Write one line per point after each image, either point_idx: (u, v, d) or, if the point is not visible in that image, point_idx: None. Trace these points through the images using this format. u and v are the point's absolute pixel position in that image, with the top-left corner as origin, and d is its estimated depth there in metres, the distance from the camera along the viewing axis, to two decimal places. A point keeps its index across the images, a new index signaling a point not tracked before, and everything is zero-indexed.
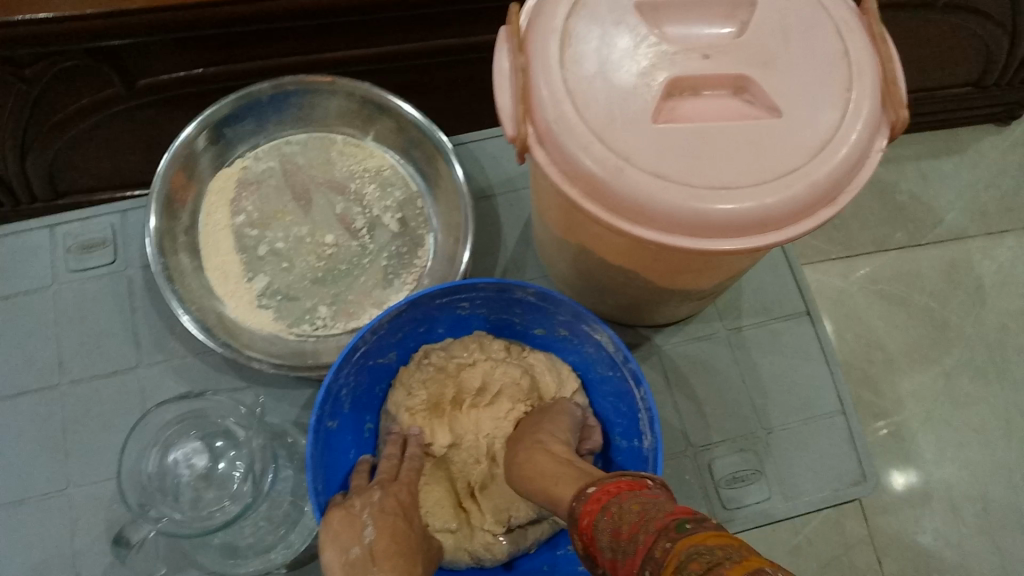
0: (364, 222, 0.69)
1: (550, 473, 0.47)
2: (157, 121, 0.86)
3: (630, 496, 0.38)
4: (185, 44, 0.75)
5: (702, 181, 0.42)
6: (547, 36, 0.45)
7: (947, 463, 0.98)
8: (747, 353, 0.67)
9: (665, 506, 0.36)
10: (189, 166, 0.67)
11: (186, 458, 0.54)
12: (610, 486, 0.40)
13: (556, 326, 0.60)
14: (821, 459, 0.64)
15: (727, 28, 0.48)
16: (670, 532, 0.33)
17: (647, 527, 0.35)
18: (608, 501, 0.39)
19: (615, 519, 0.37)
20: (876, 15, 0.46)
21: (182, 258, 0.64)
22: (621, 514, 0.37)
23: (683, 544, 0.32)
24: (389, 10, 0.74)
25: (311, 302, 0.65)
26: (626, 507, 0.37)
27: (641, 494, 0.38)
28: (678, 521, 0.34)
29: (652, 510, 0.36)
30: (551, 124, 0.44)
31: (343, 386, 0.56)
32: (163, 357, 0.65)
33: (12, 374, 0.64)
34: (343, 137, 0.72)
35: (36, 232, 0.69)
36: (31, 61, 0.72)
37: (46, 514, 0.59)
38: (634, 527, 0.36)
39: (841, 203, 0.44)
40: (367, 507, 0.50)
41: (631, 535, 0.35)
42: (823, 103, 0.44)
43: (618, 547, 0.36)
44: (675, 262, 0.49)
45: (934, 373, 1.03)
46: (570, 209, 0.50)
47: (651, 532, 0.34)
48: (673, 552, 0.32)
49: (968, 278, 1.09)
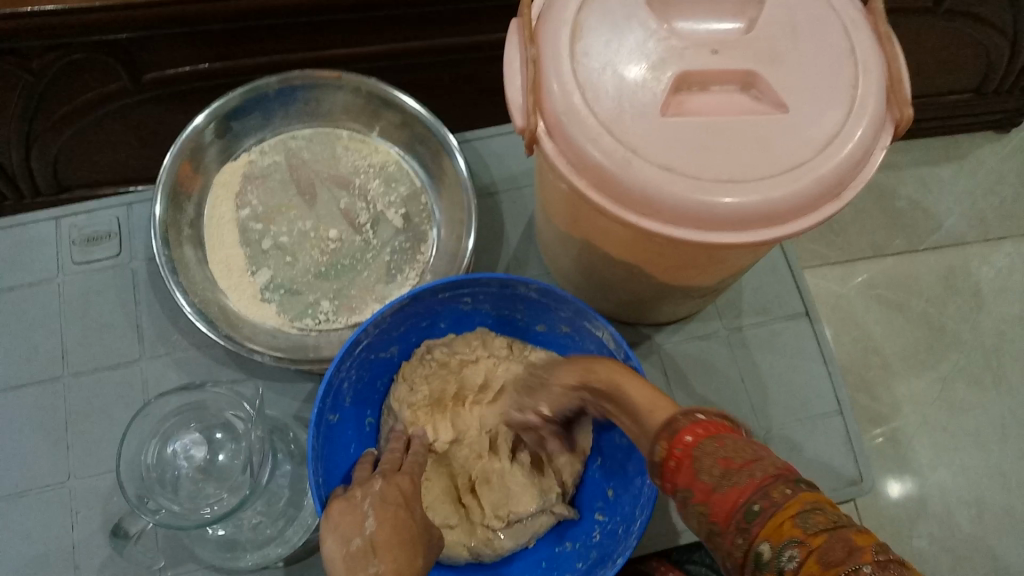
0: (367, 217, 0.69)
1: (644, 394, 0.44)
2: (162, 117, 0.87)
3: (741, 436, 0.37)
4: (192, 39, 0.75)
5: (709, 174, 0.43)
6: (558, 30, 0.45)
7: (943, 468, 0.98)
8: (748, 352, 0.68)
9: (776, 455, 0.36)
10: (195, 158, 0.67)
11: (186, 450, 0.54)
12: (710, 419, 0.38)
13: (558, 323, 0.61)
14: (820, 459, 0.64)
15: (737, 23, 0.48)
16: (790, 480, 0.34)
17: (763, 467, 0.35)
18: (712, 431, 0.38)
19: (725, 448, 0.36)
20: (883, 16, 0.47)
21: (186, 250, 0.64)
22: (733, 447, 0.36)
23: (807, 498, 0.33)
24: (395, 7, 0.75)
25: (314, 296, 0.65)
26: (737, 442, 0.36)
27: (752, 441, 0.37)
28: (796, 475, 0.34)
29: (765, 457, 0.36)
30: (560, 116, 0.44)
31: (345, 380, 0.56)
32: (166, 350, 0.65)
33: (14, 365, 0.64)
34: (349, 133, 0.73)
35: (42, 224, 0.69)
36: (37, 54, 0.72)
37: (46, 505, 0.59)
38: (747, 461, 0.35)
39: (846, 199, 0.44)
40: (368, 498, 0.48)
41: (745, 469, 0.35)
42: (830, 100, 0.44)
43: (724, 475, 0.35)
44: (680, 256, 0.50)
45: (931, 378, 1.03)
46: (576, 201, 0.51)
47: (768, 472, 0.34)
48: (797, 500, 0.33)
49: (965, 284, 1.10)
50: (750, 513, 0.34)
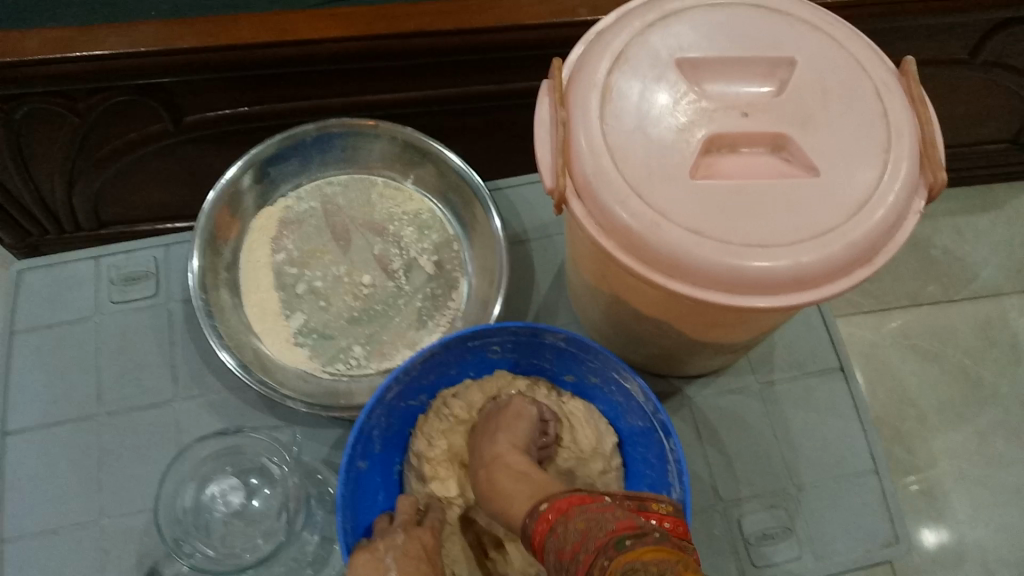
0: (401, 263, 0.70)
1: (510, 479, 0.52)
2: (203, 158, 0.89)
3: (574, 516, 0.43)
4: (234, 84, 0.78)
5: (737, 238, 0.43)
6: (589, 93, 0.46)
7: (980, 525, 0.96)
8: (779, 407, 0.67)
9: (606, 523, 0.40)
10: (234, 203, 0.68)
11: (222, 494, 0.55)
12: (553, 510, 0.45)
13: (587, 374, 0.61)
14: (853, 519, 0.63)
15: (767, 85, 0.48)
16: (608, 550, 0.38)
17: (587, 546, 0.39)
18: (557, 521, 0.44)
19: (560, 541, 0.42)
20: (916, 77, 0.47)
21: (222, 294, 0.66)
22: (567, 535, 0.42)
23: (617, 564, 0.36)
24: (432, 57, 0.76)
25: (345, 341, 0.66)
26: (571, 528, 0.42)
27: (588, 510, 0.43)
28: (615, 539, 0.38)
29: (594, 528, 0.40)
30: (590, 178, 0.45)
31: (374, 428, 0.56)
32: (199, 391, 0.66)
33: (52, 402, 0.65)
34: (384, 180, 0.74)
35: (82, 263, 0.71)
36: (85, 96, 0.75)
37: (77, 543, 0.60)
38: (576, 546, 0.40)
39: (879, 263, 0.44)
40: (390, 550, 0.49)
41: (575, 553, 0.40)
42: (861, 163, 0.44)
43: (562, 564, 0.41)
44: (708, 316, 0.49)
45: (967, 432, 1.01)
46: (605, 259, 0.51)
47: (591, 550, 0.39)
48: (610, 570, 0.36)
49: (1004, 335, 1.08)
50: None
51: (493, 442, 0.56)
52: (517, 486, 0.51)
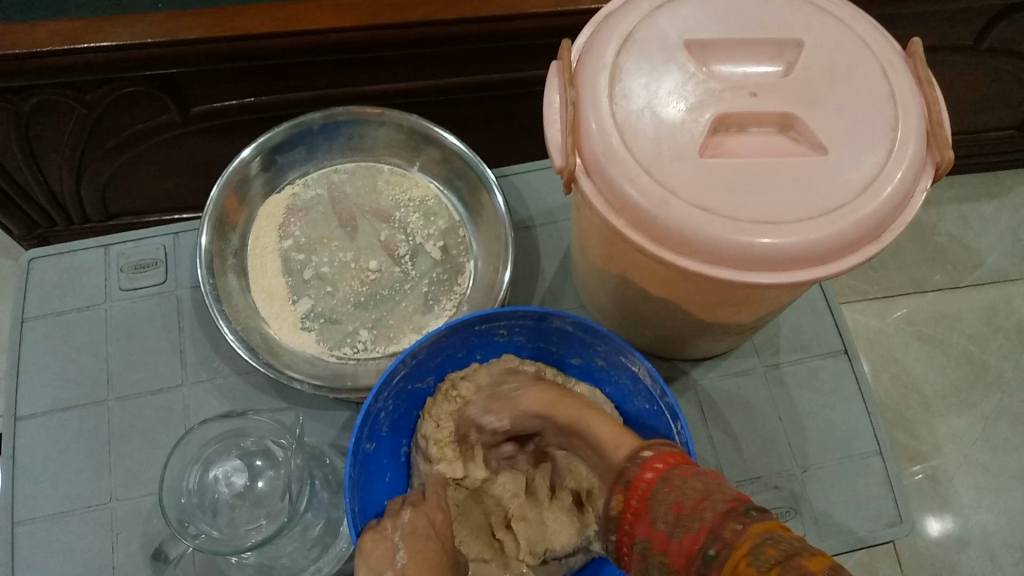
0: (407, 249, 0.70)
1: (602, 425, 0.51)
2: (209, 148, 0.89)
3: (691, 474, 0.40)
4: (240, 74, 0.78)
5: (747, 215, 0.43)
6: (597, 73, 0.46)
7: (985, 509, 0.96)
8: (784, 389, 0.67)
9: (725, 489, 0.39)
10: (242, 190, 0.69)
11: (226, 476, 0.54)
12: (660, 458, 0.42)
13: (593, 356, 0.61)
14: (857, 499, 0.63)
15: (774, 66, 0.48)
16: (741, 515, 0.36)
17: (714, 505, 0.37)
18: (667, 473, 0.41)
19: (677, 492, 0.39)
20: (922, 58, 0.48)
21: (230, 280, 0.66)
22: (684, 489, 0.39)
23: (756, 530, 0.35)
24: (438, 45, 0.77)
25: (352, 325, 0.66)
26: (690, 483, 0.39)
27: (701, 472, 0.40)
28: (744, 507, 0.37)
29: (716, 491, 0.38)
30: (599, 156, 0.45)
31: (382, 409, 0.57)
32: (208, 376, 0.66)
33: (62, 388, 0.65)
34: (390, 167, 0.74)
35: (91, 251, 0.71)
36: (92, 87, 0.75)
37: (88, 525, 0.60)
38: (698, 503, 0.38)
39: (886, 241, 0.44)
40: (398, 529, 0.50)
41: (699, 509, 0.38)
42: (868, 143, 0.45)
43: (678, 519, 0.38)
44: (716, 294, 0.50)
45: (972, 418, 1.01)
46: (613, 238, 0.51)
47: (719, 510, 0.37)
48: (748, 538, 0.35)
49: (1008, 322, 1.08)
50: (707, 556, 0.36)
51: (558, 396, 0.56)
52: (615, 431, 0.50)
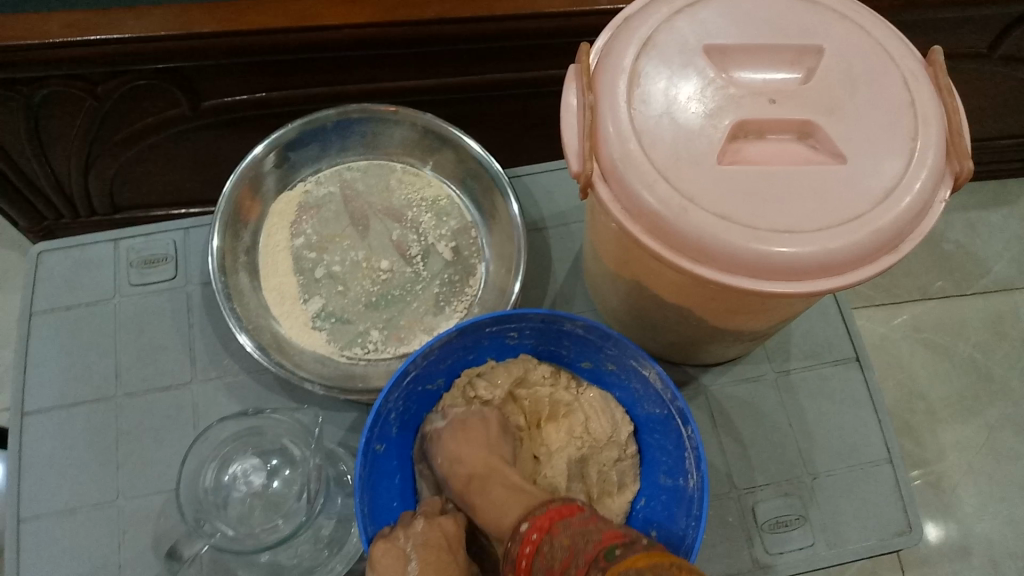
0: (418, 249, 0.70)
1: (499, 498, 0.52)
2: (219, 143, 0.89)
3: (559, 533, 0.43)
4: (251, 69, 0.78)
5: (764, 224, 0.43)
6: (617, 77, 0.46)
7: (988, 518, 0.96)
8: (795, 396, 0.67)
9: (591, 536, 0.42)
10: (255, 185, 0.69)
11: (244, 475, 0.55)
12: (534, 528, 0.45)
13: (604, 360, 0.60)
14: (866, 507, 0.63)
15: (793, 73, 0.48)
16: (600, 561, 0.39)
17: (577, 560, 0.40)
18: (541, 540, 0.44)
19: (547, 559, 0.42)
20: (943, 67, 0.47)
21: (241, 277, 0.66)
22: (553, 554, 0.42)
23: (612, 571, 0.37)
24: (453, 44, 0.76)
25: (363, 325, 0.66)
26: (556, 545, 0.43)
27: (570, 525, 0.44)
28: (605, 550, 0.39)
29: (582, 543, 0.41)
30: (617, 162, 0.45)
31: (392, 410, 0.56)
32: (217, 374, 0.66)
33: (70, 383, 0.65)
34: (403, 166, 0.74)
35: (101, 246, 0.71)
36: (103, 79, 0.75)
37: (95, 522, 0.60)
38: (564, 563, 0.41)
39: (904, 251, 0.44)
40: (411, 540, 0.49)
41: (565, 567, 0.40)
42: (889, 152, 0.44)
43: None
44: (730, 302, 0.50)
45: (977, 426, 1.01)
46: (629, 244, 0.51)
47: (582, 563, 0.40)
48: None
49: (1015, 330, 1.08)
50: None
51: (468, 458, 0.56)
52: (509, 500, 0.52)
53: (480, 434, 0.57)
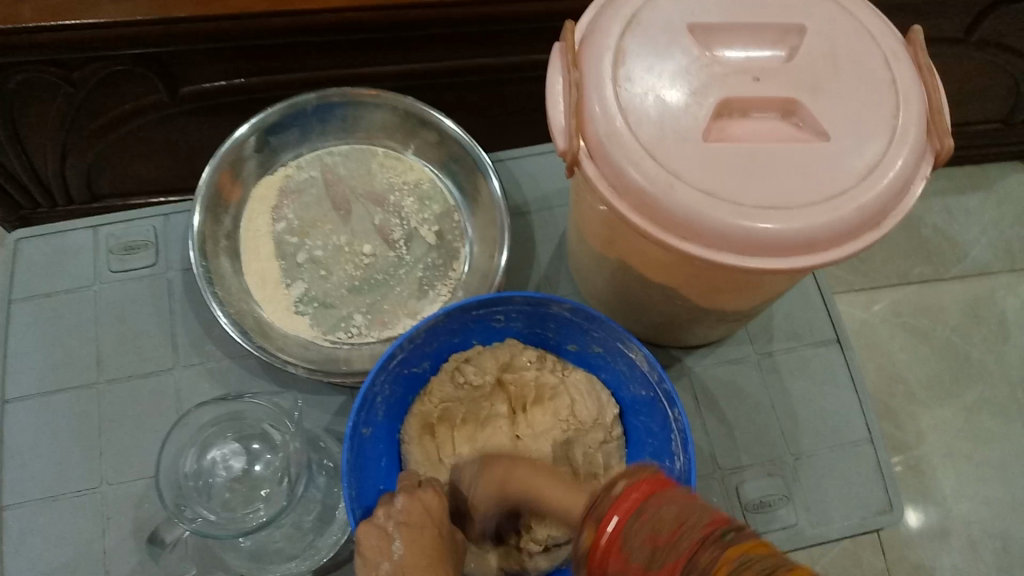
0: (401, 233, 0.70)
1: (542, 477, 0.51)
2: (198, 130, 0.88)
3: (663, 500, 0.34)
4: (229, 53, 0.77)
5: (750, 200, 0.43)
6: (601, 55, 0.46)
7: (967, 499, 0.97)
8: (777, 376, 0.68)
9: (702, 512, 0.33)
10: (236, 168, 0.68)
11: (224, 459, 0.54)
12: (634, 485, 0.35)
13: (589, 343, 0.60)
14: (848, 486, 0.63)
15: (776, 51, 0.48)
16: (716, 540, 0.31)
17: (692, 535, 0.32)
18: (640, 504, 0.34)
19: (653, 525, 0.33)
20: (923, 47, 0.48)
21: (223, 262, 0.65)
22: (658, 519, 0.33)
23: (737, 553, 0.31)
24: (435, 28, 0.76)
25: (346, 310, 0.66)
26: (663, 510, 0.33)
27: (671, 497, 0.34)
28: (721, 530, 0.32)
29: (691, 514, 0.33)
30: (603, 139, 0.45)
31: (378, 394, 0.56)
32: (199, 359, 0.65)
33: (49, 370, 0.64)
34: (385, 150, 0.74)
35: (80, 232, 0.70)
36: (79, 65, 0.74)
37: (76, 510, 0.59)
38: (674, 533, 0.32)
39: (886, 228, 0.45)
40: (392, 518, 0.49)
41: (674, 543, 0.32)
42: (870, 130, 0.45)
43: (655, 555, 0.32)
44: (717, 280, 0.50)
45: (955, 409, 1.02)
46: (615, 223, 0.51)
47: (696, 537, 0.32)
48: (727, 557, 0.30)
49: (991, 313, 1.09)
50: None
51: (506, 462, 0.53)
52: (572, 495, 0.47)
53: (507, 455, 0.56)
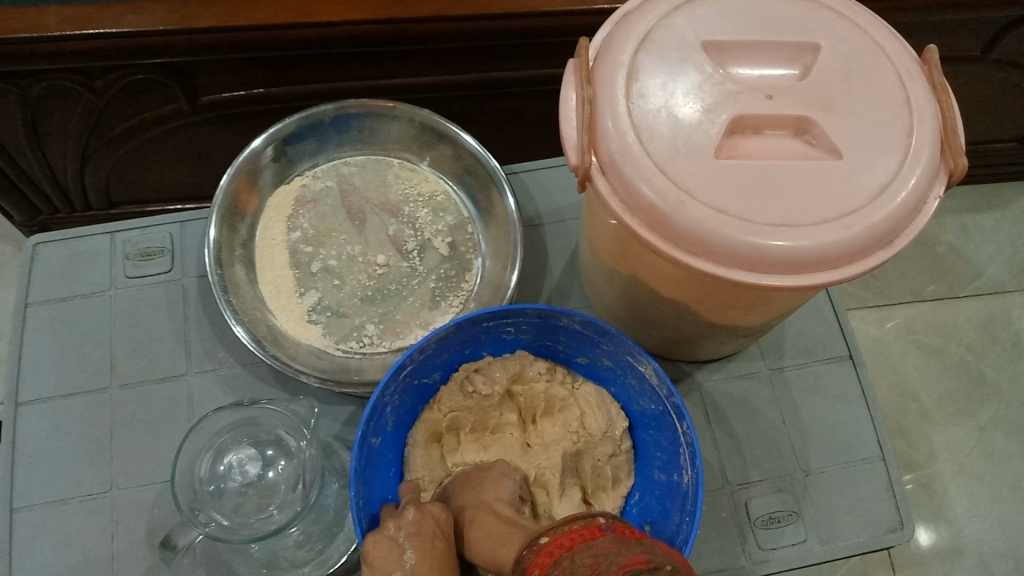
0: (415, 244, 0.70)
1: (493, 530, 0.48)
2: (216, 139, 0.89)
3: (581, 549, 0.35)
4: (248, 64, 0.78)
5: (761, 218, 0.43)
6: (615, 71, 0.46)
7: (979, 519, 0.96)
8: (789, 393, 0.67)
9: (615, 557, 0.33)
10: (253, 177, 0.69)
11: (240, 464, 0.55)
12: (561, 541, 0.37)
13: (600, 356, 0.60)
14: (859, 504, 0.63)
15: (790, 69, 0.49)
16: None
17: None
18: (561, 556, 0.36)
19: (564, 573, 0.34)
20: (938, 66, 0.48)
21: (238, 270, 0.66)
22: (570, 569, 0.34)
23: None
24: (451, 41, 0.77)
25: (359, 319, 0.66)
26: (577, 560, 0.34)
27: (595, 545, 0.35)
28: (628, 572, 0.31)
29: (605, 562, 0.33)
30: (615, 155, 0.45)
31: (388, 404, 0.56)
32: (212, 366, 0.66)
33: (65, 374, 0.65)
34: (400, 161, 0.75)
35: (97, 238, 0.71)
36: (100, 73, 0.75)
37: (88, 513, 0.60)
38: None
39: (897, 247, 0.45)
40: (402, 529, 0.49)
41: None
42: (883, 149, 0.45)
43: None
44: (727, 296, 0.50)
45: (968, 428, 1.02)
46: (626, 238, 0.51)
47: None
48: None
49: (1006, 332, 1.08)
50: None
51: (473, 493, 0.53)
52: (502, 533, 0.47)
53: (506, 480, 0.55)
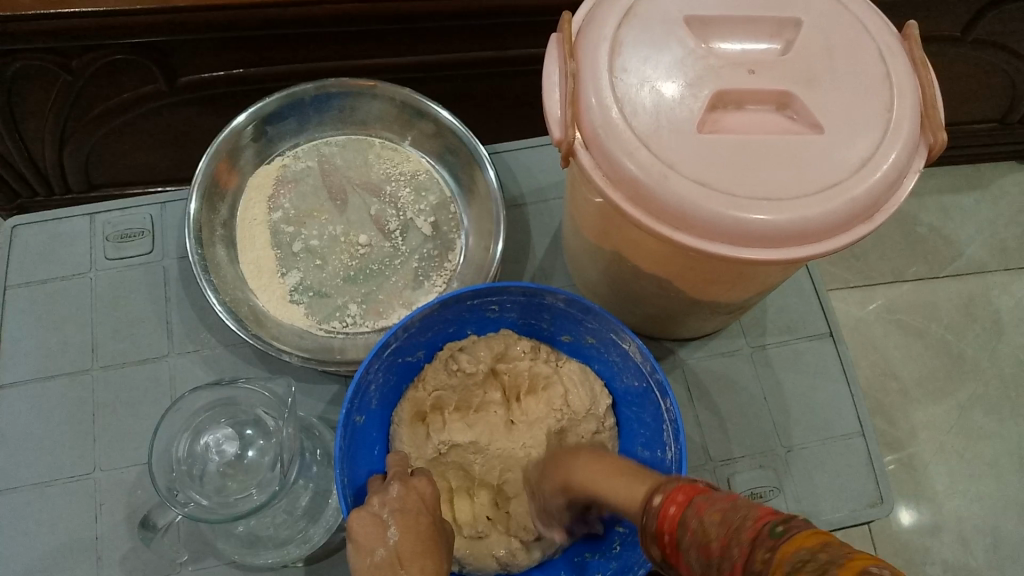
0: (397, 224, 0.70)
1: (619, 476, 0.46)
2: (196, 119, 0.88)
3: (706, 506, 0.35)
4: (229, 45, 0.77)
5: (744, 192, 0.43)
6: (597, 45, 0.46)
7: (958, 496, 0.98)
8: (770, 370, 0.68)
9: (745, 510, 0.34)
10: (233, 156, 0.69)
11: (218, 443, 0.54)
12: (675, 497, 0.38)
13: (583, 334, 0.61)
14: (839, 478, 0.64)
15: (772, 45, 0.49)
16: (766, 540, 0.31)
17: (737, 540, 0.32)
18: (685, 514, 0.36)
19: (698, 535, 0.34)
20: (918, 42, 0.48)
21: (218, 250, 0.66)
22: (704, 528, 0.34)
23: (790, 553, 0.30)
24: (433, 19, 0.76)
25: (341, 299, 0.66)
26: (707, 519, 0.34)
27: (716, 500, 0.35)
28: (769, 528, 0.32)
29: (737, 515, 0.34)
30: (598, 129, 0.45)
31: (372, 382, 0.56)
32: (194, 347, 0.66)
33: (45, 357, 0.65)
34: (382, 141, 0.74)
35: (76, 220, 0.70)
36: (78, 54, 0.74)
37: (69, 496, 0.60)
38: (722, 541, 0.33)
39: (878, 221, 0.45)
40: (386, 504, 0.49)
41: (724, 552, 0.33)
42: (864, 124, 0.45)
43: (710, 565, 0.33)
44: (710, 272, 0.50)
45: (948, 406, 1.03)
46: (609, 215, 0.51)
47: (744, 544, 0.32)
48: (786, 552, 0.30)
49: (985, 312, 1.10)
50: None
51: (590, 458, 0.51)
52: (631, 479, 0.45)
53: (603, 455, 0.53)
